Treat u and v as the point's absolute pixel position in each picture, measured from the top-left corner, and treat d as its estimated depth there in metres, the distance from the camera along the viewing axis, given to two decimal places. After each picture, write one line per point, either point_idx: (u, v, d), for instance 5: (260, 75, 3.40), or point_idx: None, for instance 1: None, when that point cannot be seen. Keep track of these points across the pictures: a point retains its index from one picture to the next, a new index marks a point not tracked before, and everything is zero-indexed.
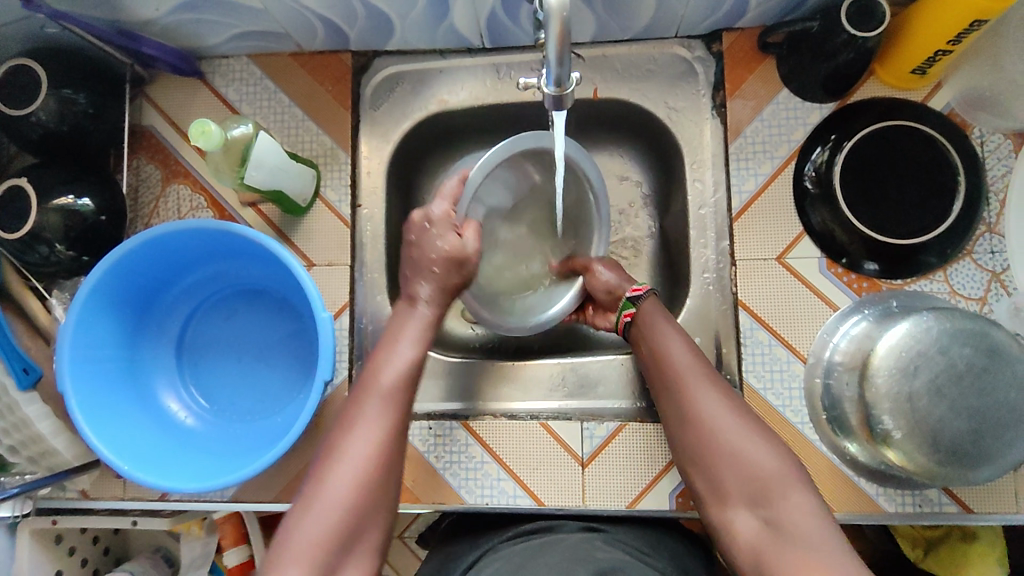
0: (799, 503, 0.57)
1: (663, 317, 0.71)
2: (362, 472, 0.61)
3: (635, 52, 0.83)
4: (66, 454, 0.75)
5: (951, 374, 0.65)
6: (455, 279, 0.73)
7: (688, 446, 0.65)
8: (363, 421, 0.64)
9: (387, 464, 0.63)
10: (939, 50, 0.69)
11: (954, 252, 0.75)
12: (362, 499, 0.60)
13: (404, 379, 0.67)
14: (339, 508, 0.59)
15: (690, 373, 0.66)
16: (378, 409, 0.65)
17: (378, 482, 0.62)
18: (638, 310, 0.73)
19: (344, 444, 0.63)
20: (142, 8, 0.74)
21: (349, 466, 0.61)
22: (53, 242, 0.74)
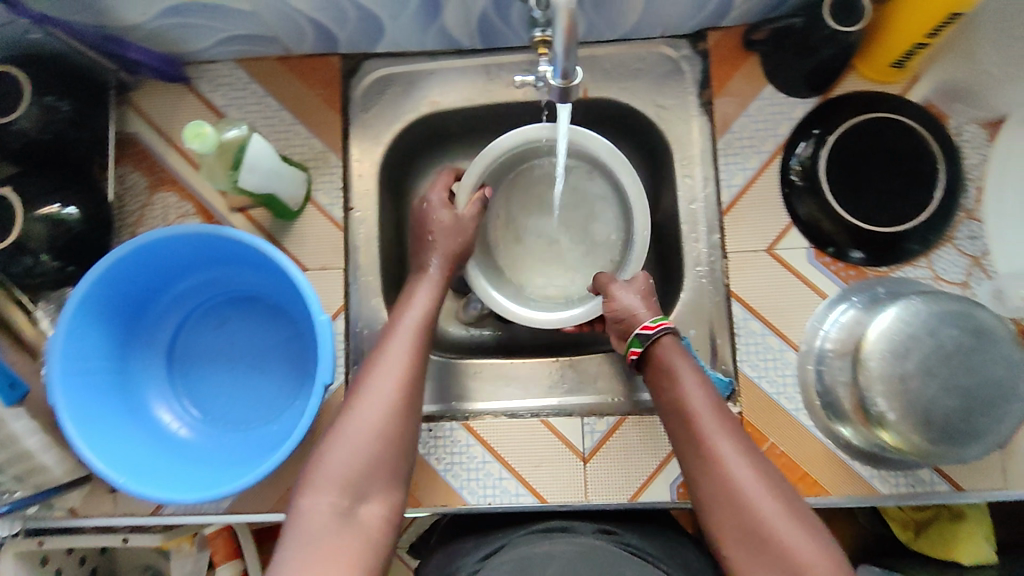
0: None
1: (684, 363, 0.67)
2: (391, 402, 0.62)
3: (623, 51, 0.85)
4: (56, 471, 0.73)
5: (941, 355, 0.67)
6: (457, 248, 0.78)
7: (711, 513, 0.59)
8: (388, 354, 0.66)
9: (412, 401, 0.64)
10: (917, 43, 0.72)
11: (936, 239, 0.78)
12: (389, 428, 0.61)
13: (423, 325, 0.70)
14: (367, 433, 0.60)
15: (714, 426, 0.62)
16: (404, 346, 0.67)
17: (404, 414, 0.62)
18: (655, 350, 0.69)
19: (372, 374, 0.64)
20: (129, 12, 0.73)
21: (379, 392, 0.62)
22: (38, 253, 0.72)
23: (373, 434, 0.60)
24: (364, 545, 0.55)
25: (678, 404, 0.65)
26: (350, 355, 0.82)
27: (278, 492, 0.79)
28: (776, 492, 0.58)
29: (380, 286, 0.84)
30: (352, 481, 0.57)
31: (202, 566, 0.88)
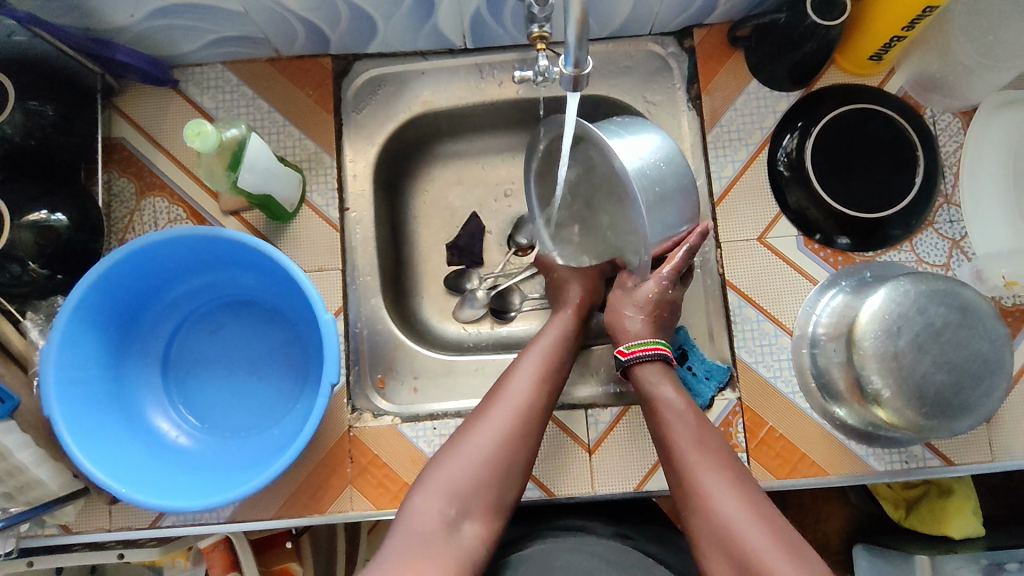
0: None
1: (666, 392, 0.68)
2: (511, 423, 0.65)
3: (611, 49, 0.87)
4: (51, 485, 0.71)
5: (931, 332, 0.69)
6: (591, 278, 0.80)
7: (702, 547, 0.59)
8: (519, 374, 0.69)
9: (535, 429, 0.67)
10: (894, 36, 0.75)
11: (918, 223, 0.81)
12: (506, 450, 0.64)
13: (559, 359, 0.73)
14: (485, 452, 0.63)
15: (696, 458, 0.62)
16: (536, 371, 0.70)
17: (522, 442, 0.65)
18: (638, 378, 0.71)
19: (502, 392, 0.68)
20: (118, 13, 0.72)
21: (505, 411, 0.66)
22: (26, 260, 0.70)
23: (488, 453, 0.63)
24: (457, 559, 0.58)
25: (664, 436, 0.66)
26: (351, 355, 0.83)
27: (280, 499, 0.78)
28: (759, 519, 0.57)
29: (378, 286, 0.85)
30: (459, 496, 0.61)
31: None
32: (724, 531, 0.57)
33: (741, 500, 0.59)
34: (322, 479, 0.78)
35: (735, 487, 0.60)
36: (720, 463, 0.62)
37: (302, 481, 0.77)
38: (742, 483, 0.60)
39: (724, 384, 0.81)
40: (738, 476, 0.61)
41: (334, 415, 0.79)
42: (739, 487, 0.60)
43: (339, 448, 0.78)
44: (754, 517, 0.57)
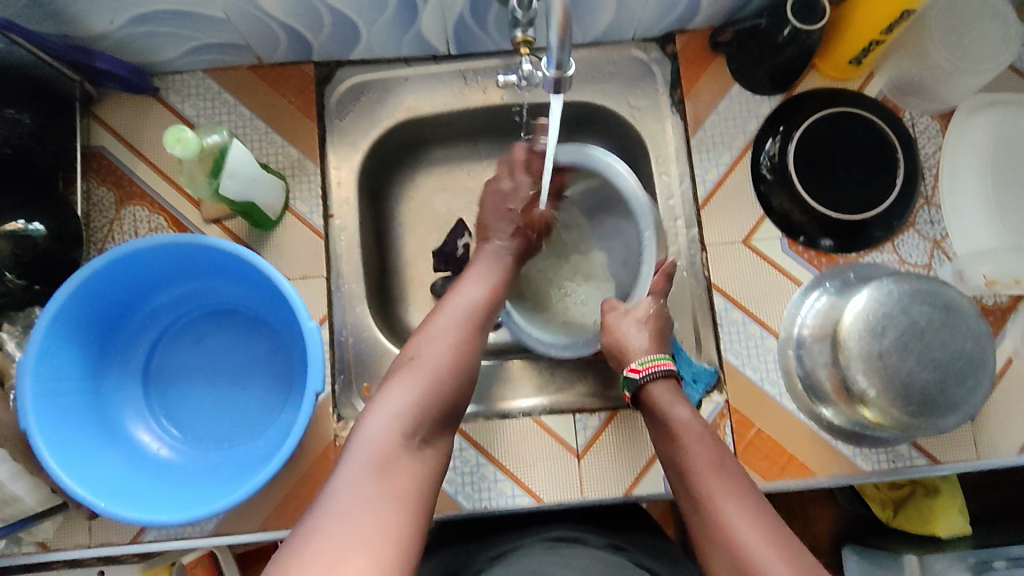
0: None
1: (682, 414, 0.67)
2: (452, 346, 0.65)
3: (595, 55, 0.87)
4: (29, 501, 0.69)
5: (915, 331, 0.70)
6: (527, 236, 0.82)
7: (715, 566, 0.57)
8: (449, 308, 0.70)
9: (473, 353, 0.67)
10: (874, 40, 0.76)
11: (899, 225, 0.82)
12: (449, 374, 0.63)
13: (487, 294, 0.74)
14: (431, 369, 0.62)
15: (716, 483, 0.60)
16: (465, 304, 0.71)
17: (463, 363, 0.65)
18: (653, 399, 0.70)
19: (438, 322, 0.68)
20: (96, 20, 0.71)
21: (443, 336, 0.66)
22: (2, 271, 0.69)
23: (434, 369, 0.62)
24: (421, 477, 0.56)
25: (679, 459, 0.65)
26: (336, 364, 0.82)
27: (265, 511, 0.76)
28: (763, 520, 0.57)
29: (363, 293, 0.84)
30: (411, 418, 0.58)
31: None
32: (740, 557, 0.54)
33: (756, 523, 0.56)
34: (306, 490, 0.77)
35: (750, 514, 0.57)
36: (737, 489, 0.60)
37: (287, 492, 0.76)
38: (758, 508, 0.58)
39: (711, 387, 0.81)
40: (753, 500, 0.59)
41: (320, 424, 0.79)
42: (754, 510, 0.58)
43: (326, 457, 0.77)
44: (760, 521, 0.57)
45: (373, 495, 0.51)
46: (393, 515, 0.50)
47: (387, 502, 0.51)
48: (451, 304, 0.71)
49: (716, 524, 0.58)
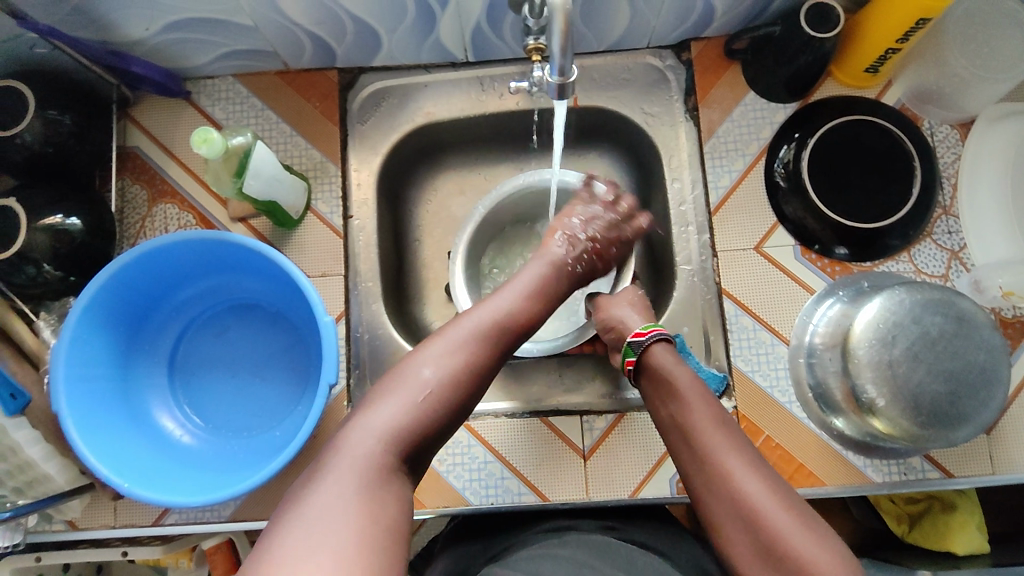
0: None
1: (682, 375, 0.67)
2: (468, 360, 0.58)
3: (610, 62, 0.88)
4: (58, 480, 0.73)
5: (926, 341, 0.69)
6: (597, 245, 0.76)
7: (718, 519, 0.59)
8: (480, 315, 0.62)
9: (492, 369, 0.60)
10: (889, 48, 0.76)
11: (916, 234, 0.81)
12: (457, 386, 0.57)
13: (526, 302, 0.66)
14: (440, 385, 0.56)
15: (719, 440, 0.62)
16: (499, 315, 0.63)
17: (477, 379, 0.59)
18: (652, 361, 0.70)
19: (462, 331, 0.60)
20: (132, 27, 0.75)
21: (462, 347, 0.59)
22: (41, 262, 0.73)
23: (443, 385, 0.56)
24: (405, 502, 0.52)
25: (680, 419, 0.65)
26: (351, 360, 0.84)
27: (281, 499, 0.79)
28: (771, 487, 0.58)
29: (379, 291, 0.86)
30: (401, 432, 0.54)
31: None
32: (749, 512, 0.57)
33: (766, 485, 0.59)
34: None
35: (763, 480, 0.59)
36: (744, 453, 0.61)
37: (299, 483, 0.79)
38: (764, 470, 0.60)
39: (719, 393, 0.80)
40: (756, 458, 0.61)
41: (333, 418, 0.81)
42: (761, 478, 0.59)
43: None
44: (769, 489, 0.58)
45: (346, 522, 0.47)
46: (370, 542, 0.47)
47: (365, 531, 0.47)
48: (480, 307, 0.63)
49: (726, 486, 0.59)
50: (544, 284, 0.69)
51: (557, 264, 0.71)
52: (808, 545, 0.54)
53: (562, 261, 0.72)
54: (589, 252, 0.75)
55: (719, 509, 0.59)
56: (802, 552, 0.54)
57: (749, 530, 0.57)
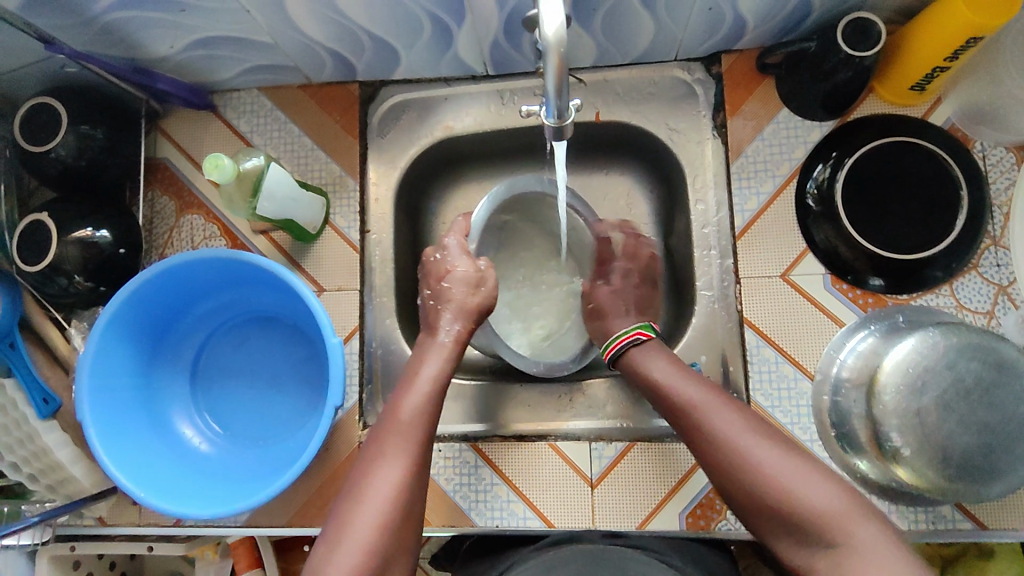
0: (867, 531, 0.54)
1: (660, 364, 0.70)
2: (381, 517, 0.58)
3: (635, 75, 0.85)
4: (83, 482, 0.79)
5: (959, 390, 0.65)
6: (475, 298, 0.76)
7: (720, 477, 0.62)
8: (385, 460, 0.61)
9: (411, 507, 0.60)
10: (937, 67, 0.70)
11: (960, 266, 0.75)
12: (384, 539, 0.57)
13: (424, 415, 0.65)
14: (359, 558, 0.56)
15: (704, 402, 0.65)
16: (401, 447, 0.62)
17: (399, 528, 0.59)
18: (632, 356, 0.74)
19: (368, 485, 0.60)
20: (158, 45, 0.77)
21: (372, 505, 0.58)
22: (72, 274, 0.76)
23: (364, 560, 0.56)
24: None
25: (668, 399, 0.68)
26: (365, 374, 0.85)
27: (296, 507, 0.81)
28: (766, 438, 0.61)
29: (393, 307, 0.87)
30: None
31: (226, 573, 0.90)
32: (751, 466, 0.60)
33: (762, 438, 0.61)
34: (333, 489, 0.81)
35: (763, 437, 0.61)
36: (736, 411, 0.63)
37: (313, 491, 0.81)
38: (756, 424, 0.62)
39: None
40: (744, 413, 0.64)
41: (344, 432, 0.83)
42: (758, 430, 0.62)
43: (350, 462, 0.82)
44: (764, 440, 0.61)
45: None
46: None
47: None
48: (387, 437, 0.63)
49: (725, 452, 0.61)
50: (440, 388, 0.68)
51: (443, 352, 0.72)
52: (811, 487, 0.57)
53: (447, 349, 0.72)
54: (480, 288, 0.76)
55: (723, 475, 0.61)
56: (819, 504, 0.56)
57: (755, 491, 0.59)
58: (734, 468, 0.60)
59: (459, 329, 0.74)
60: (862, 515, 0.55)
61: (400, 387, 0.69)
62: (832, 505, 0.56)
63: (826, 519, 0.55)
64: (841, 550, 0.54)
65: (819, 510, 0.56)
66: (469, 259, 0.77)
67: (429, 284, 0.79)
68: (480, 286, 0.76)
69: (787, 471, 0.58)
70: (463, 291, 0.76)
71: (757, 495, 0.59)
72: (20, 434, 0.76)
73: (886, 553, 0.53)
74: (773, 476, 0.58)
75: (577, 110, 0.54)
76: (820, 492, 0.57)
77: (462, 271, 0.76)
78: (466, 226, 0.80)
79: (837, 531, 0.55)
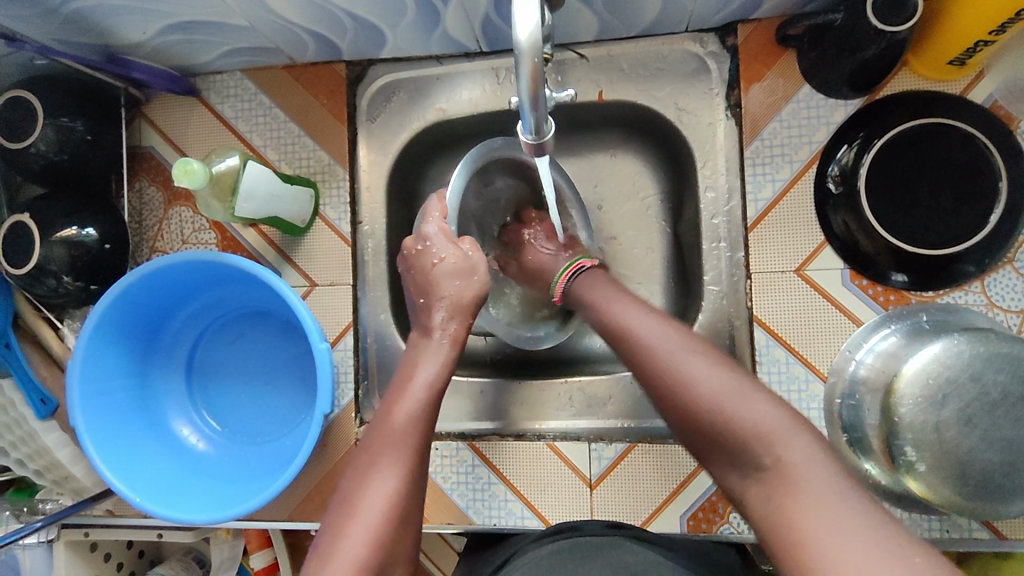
0: (803, 450, 0.48)
1: (610, 296, 0.66)
2: (375, 530, 0.55)
3: (642, 49, 0.78)
4: (85, 481, 0.80)
5: (984, 404, 0.60)
6: (467, 292, 0.71)
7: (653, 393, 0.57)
8: (379, 471, 0.58)
9: (409, 518, 0.57)
10: (979, 41, 0.62)
11: (993, 261, 0.69)
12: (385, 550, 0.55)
13: (418, 423, 0.62)
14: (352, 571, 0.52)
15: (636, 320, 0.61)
16: (395, 457, 0.59)
17: (393, 540, 0.55)
18: (577, 288, 0.71)
19: (362, 498, 0.57)
20: (130, 32, 0.72)
21: (366, 518, 0.55)
22: (60, 274, 0.73)
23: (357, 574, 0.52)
24: None
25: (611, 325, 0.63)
26: (360, 370, 0.83)
27: (296, 503, 0.80)
28: (694, 349, 0.56)
29: (388, 300, 0.84)
30: None
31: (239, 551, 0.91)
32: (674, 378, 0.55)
33: (689, 349, 0.56)
34: (332, 485, 0.80)
35: (700, 356, 0.56)
36: (671, 329, 0.59)
37: (312, 487, 0.80)
38: (684, 334, 0.58)
39: None
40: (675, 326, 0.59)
41: (341, 430, 0.81)
42: (688, 343, 0.57)
43: (347, 459, 0.80)
44: (691, 350, 0.56)
45: None
46: None
47: None
48: (381, 446, 0.60)
49: (658, 367, 0.56)
50: (434, 395, 0.65)
51: (440, 356, 0.68)
52: (736, 396, 0.52)
53: (442, 353, 0.69)
54: (467, 268, 0.71)
55: (663, 400, 0.56)
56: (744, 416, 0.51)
57: (685, 408, 0.54)
58: (677, 394, 0.54)
59: (456, 327, 0.70)
60: (794, 433, 0.49)
61: (393, 392, 0.66)
62: (766, 421, 0.50)
63: (760, 436, 0.49)
64: (770, 467, 0.48)
65: (745, 420, 0.50)
66: (456, 247, 0.72)
67: (416, 278, 0.73)
68: (472, 275, 0.71)
69: (722, 386, 0.53)
70: (457, 284, 0.71)
71: (695, 421, 0.53)
72: (21, 433, 0.76)
73: (817, 468, 0.47)
74: (702, 392, 0.53)
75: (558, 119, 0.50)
76: (753, 408, 0.51)
77: (451, 262, 0.71)
78: (442, 208, 0.73)
79: (761, 442, 0.49)
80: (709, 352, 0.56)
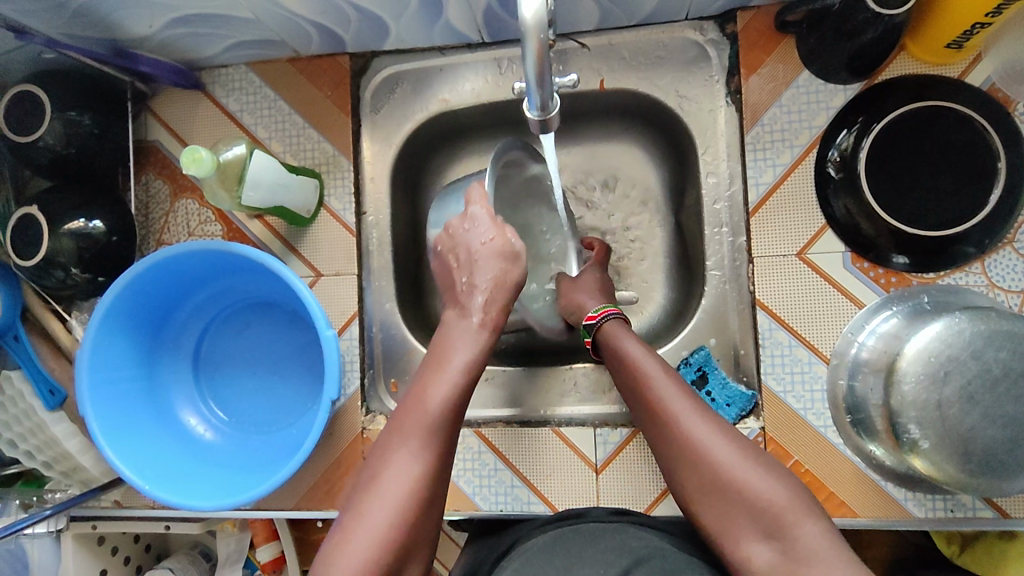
0: (813, 531, 0.50)
1: (629, 339, 0.65)
2: (395, 515, 0.55)
3: (642, 37, 0.79)
4: (94, 471, 0.81)
5: (987, 381, 0.60)
6: (512, 274, 0.70)
7: (666, 457, 0.58)
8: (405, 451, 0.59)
9: (431, 502, 0.57)
10: (976, 24, 0.63)
11: (993, 242, 0.70)
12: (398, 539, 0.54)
13: (453, 406, 0.62)
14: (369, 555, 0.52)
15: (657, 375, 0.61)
16: (422, 441, 0.59)
17: (415, 525, 0.56)
18: (607, 331, 0.68)
19: (383, 479, 0.57)
20: (136, 26, 0.72)
21: (388, 500, 0.56)
22: (68, 266, 0.74)
23: (377, 549, 0.53)
24: None
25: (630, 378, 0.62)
26: (366, 360, 0.84)
27: (303, 492, 0.81)
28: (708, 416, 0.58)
29: (393, 290, 0.85)
30: None
31: (247, 544, 0.91)
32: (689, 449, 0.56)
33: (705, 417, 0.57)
34: (338, 475, 0.81)
35: (711, 425, 0.57)
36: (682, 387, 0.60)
37: (318, 477, 0.81)
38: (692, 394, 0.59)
39: (746, 411, 0.76)
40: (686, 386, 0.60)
41: (346, 418, 0.82)
42: (702, 411, 0.58)
43: (353, 448, 0.81)
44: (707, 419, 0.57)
45: None
46: None
47: None
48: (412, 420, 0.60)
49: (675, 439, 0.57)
50: (470, 376, 0.65)
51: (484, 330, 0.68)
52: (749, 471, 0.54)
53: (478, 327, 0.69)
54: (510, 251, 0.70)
55: (672, 464, 0.57)
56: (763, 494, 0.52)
57: (701, 480, 0.55)
58: (685, 457, 0.56)
59: (495, 315, 0.70)
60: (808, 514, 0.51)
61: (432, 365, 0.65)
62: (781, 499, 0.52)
63: (776, 511, 0.52)
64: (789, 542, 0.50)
65: (765, 500, 0.52)
66: (499, 230, 0.70)
67: (455, 257, 0.72)
68: (515, 260, 0.71)
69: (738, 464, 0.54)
70: (500, 266, 0.70)
71: (707, 491, 0.54)
72: (31, 424, 0.77)
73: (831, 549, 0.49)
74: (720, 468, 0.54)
75: (562, 97, 0.51)
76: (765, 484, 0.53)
77: (496, 246, 0.70)
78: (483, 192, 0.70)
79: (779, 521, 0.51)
80: (716, 418, 0.58)
